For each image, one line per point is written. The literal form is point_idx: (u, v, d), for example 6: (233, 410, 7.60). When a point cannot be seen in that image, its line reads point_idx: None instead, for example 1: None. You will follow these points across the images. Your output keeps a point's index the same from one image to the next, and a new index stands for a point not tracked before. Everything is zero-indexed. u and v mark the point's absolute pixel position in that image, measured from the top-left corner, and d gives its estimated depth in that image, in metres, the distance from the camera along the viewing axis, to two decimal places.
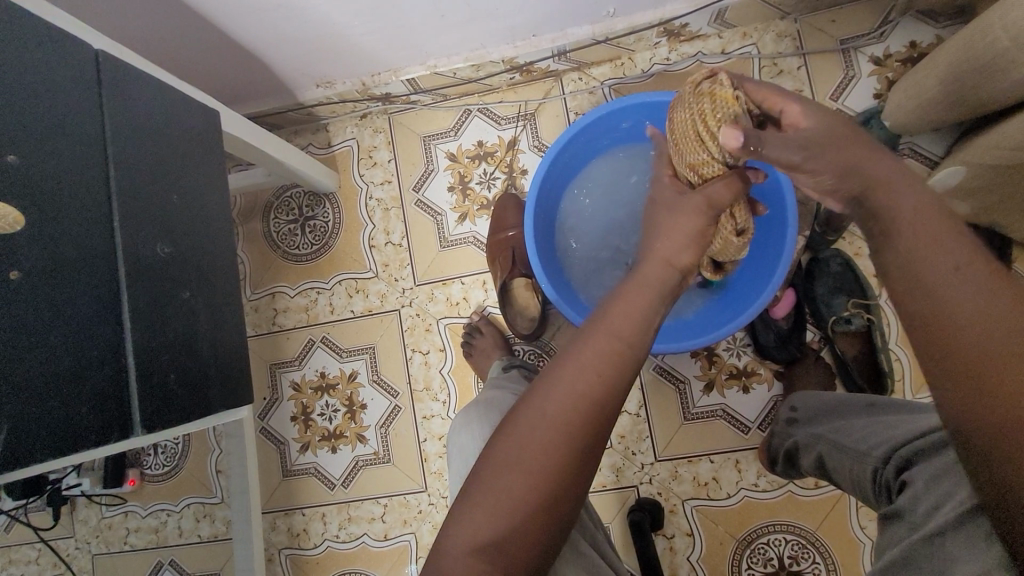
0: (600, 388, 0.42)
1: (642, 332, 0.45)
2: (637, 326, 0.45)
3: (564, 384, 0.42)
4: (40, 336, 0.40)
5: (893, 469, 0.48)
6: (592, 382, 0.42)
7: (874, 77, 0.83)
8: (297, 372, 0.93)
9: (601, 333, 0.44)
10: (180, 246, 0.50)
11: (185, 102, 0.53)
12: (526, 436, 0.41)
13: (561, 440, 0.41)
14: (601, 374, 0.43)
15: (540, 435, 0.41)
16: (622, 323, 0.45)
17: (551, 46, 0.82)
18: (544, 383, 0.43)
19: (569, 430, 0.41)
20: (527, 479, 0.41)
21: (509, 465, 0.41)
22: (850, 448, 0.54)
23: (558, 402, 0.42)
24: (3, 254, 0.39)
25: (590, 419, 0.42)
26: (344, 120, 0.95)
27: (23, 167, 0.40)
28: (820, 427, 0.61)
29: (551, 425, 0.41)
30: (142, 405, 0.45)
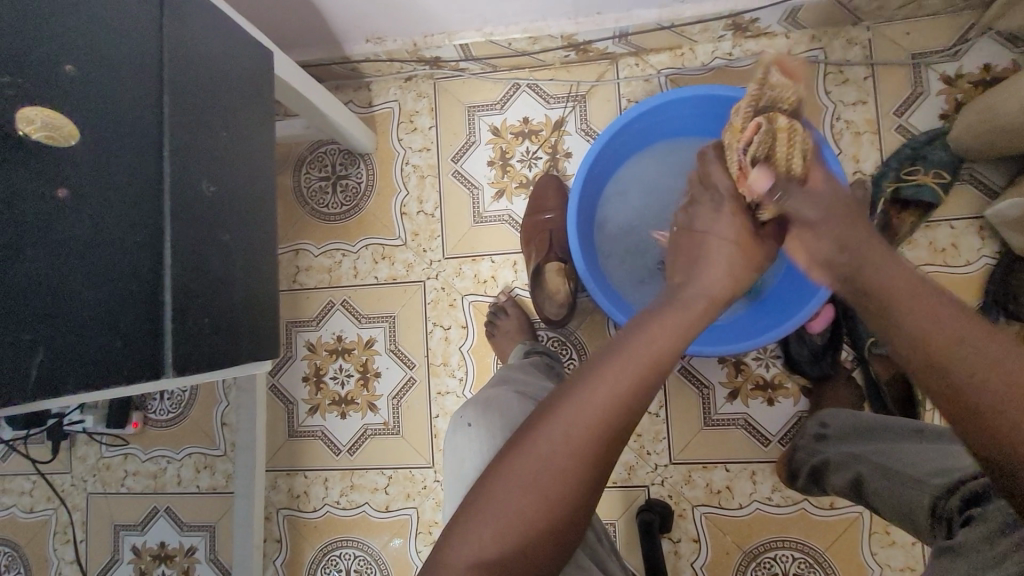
0: (628, 414, 0.40)
1: (676, 354, 0.43)
2: (675, 348, 0.43)
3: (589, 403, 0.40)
4: (83, 260, 0.38)
5: (957, 502, 0.46)
6: (624, 408, 0.39)
7: (942, 96, 0.80)
8: (314, 333, 0.91)
9: (641, 354, 0.41)
10: (224, 185, 0.48)
11: (241, 37, 0.50)
12: (545, 460, 0.38)
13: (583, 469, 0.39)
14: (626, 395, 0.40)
15: (560, 459, 0.38)
16: (662, 346, 0.42)
17: (614, 27, 0.79)
18: (574, 398, 0.40)
19: (592, 459, 0.39)
20: (540, 502, 0.38)
21: (523, 483, 0.38)
22: (899, 473, 0.53)
23: (586, 427, 0.39)
24: (52, 168, 0.37)
25: (613, 445, 0.39)
26: (388, 80, 0.92)
27: (80, 78, 0.39)
28: (858, 446, 0.61)
29: (570, 441, 0.39)
30: (176, 347, 0.42)
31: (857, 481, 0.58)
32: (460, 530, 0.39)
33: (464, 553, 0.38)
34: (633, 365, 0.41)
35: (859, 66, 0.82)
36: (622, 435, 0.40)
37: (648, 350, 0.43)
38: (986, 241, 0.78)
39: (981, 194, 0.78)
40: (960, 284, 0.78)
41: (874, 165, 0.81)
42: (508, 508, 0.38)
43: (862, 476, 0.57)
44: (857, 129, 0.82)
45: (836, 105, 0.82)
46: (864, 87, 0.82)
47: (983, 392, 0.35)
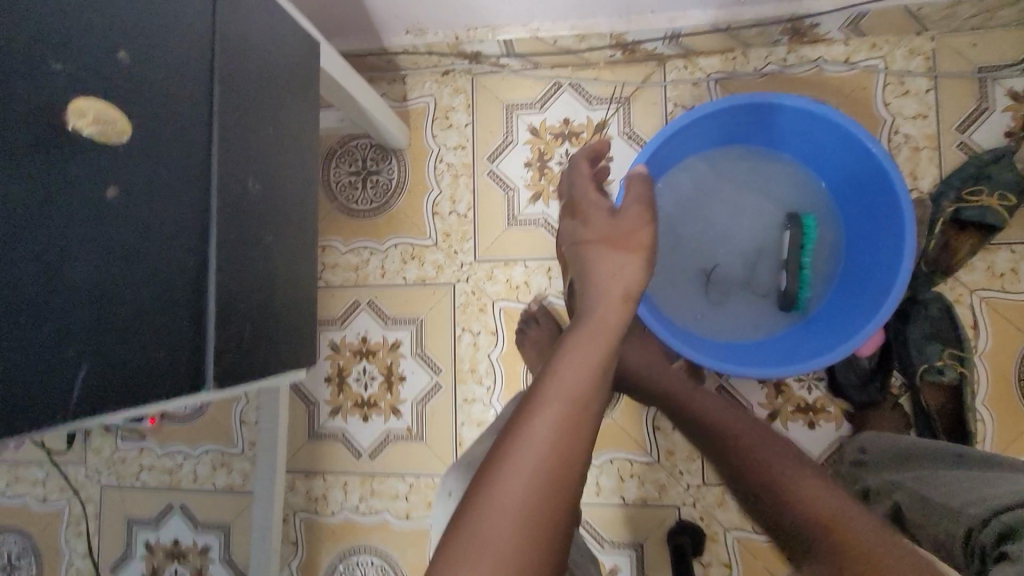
0: (557, 443, 0.42)
1: (595, 384, 0.47)
2: (590, 378, 0.46)
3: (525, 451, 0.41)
4: (129, 263, 0.35)
5: (992, 534, 0.42)
6: (551, 437, 0.42)
7: (1008, 113, 0.76)
8: (338, 332, 0.89)
9: (556, 388, 0.45)
10: (269, 184, 0.45)
11: (290, 25, 0.47)
12: (492, 501, 0.39)
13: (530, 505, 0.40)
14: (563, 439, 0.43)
15: (506, 496, 0.40)
16: (575, 376, 0.46)
17: (667, 26, 0.76)
18: (508, 442, 0.42)
19: (535, 491, 0.40)
20: (499, 547, 0.38)
21: (480, 530, 0.38)
22: (934, 502, 0.50)
23: (521, 460, 0.41)
24: (101, 163, 0.34)
25: (554, 475, 0.41)
26: (424, 74, 0.88)
27: (132, 65, 0.35)
28: (898, 474, 0.58)
29: (517, 496, 0.40)
30: (218, 355, 0.40)
31: (896, 512, 0.55)
32: None
33: None
34: (552, 402, 0.44)
35: (921, 77, 0.78)
36: (564, 469, 0.42)
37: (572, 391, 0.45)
38: None
39: None
40: (1017, 311, 0.74)
41: (932, 182, 0.77)
42: (469, 559, 0.37)
43: (898, 503, 0.54)
44: (916, 144, 0.78)
45: (895, 118, 0.79)
46: (924, 101, 0.78)
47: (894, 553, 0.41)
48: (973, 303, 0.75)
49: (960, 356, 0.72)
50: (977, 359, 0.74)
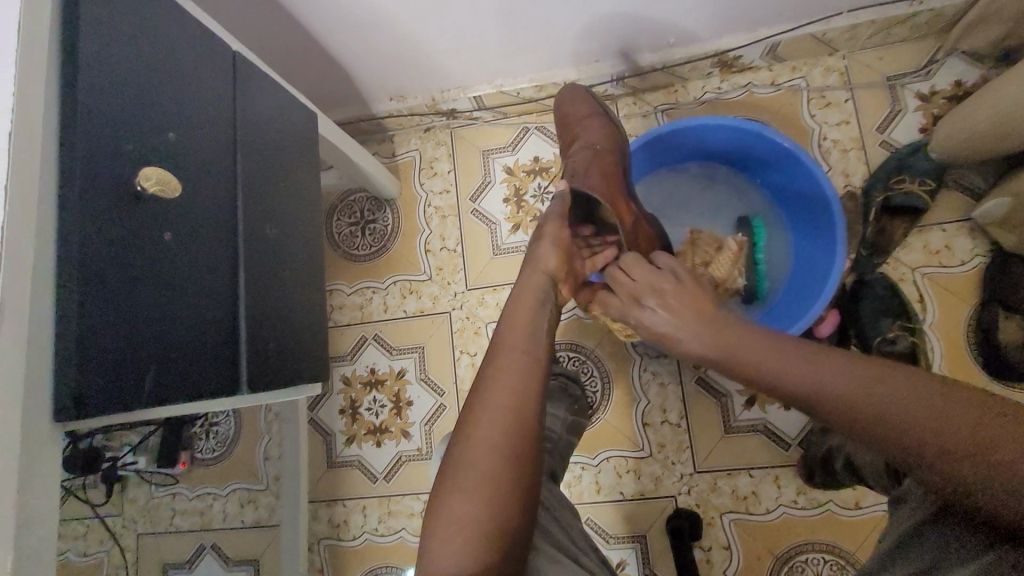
0: (519, 384, 0.50)
1: (537, 340, 0.55)
2: (530, 336, 0.55)
3: (477, 438, 0.48)
4: (181, 293, 0.44)
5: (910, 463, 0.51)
6: (514, 380, 0.51)
7: (919, 112, 0.87)
8: (349, 367, 0.97)
9: (508, 348, 0.54)
10: (284, 228, 0.55)
11: (293, 102, 0.59)
12: (477, 431, 0.48)
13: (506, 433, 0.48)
14: (508, 427, 0.48)
15: (487, 428, 0.48)
16: (517, 337, 0.55)
17: (612, 71, 0.88)
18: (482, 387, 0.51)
19: (510, 423, 0.48)
20: (486, 466, 0.46)
21: (471, 455, 0.47)
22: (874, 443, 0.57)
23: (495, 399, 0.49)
24: (157, 215, 0.43)
25: (523, 411, 0.49)
26: (409, 133, 1.01)
27: (179, 141, 0.45)
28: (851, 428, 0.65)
29: (484, 474, 0.46)
30: (249, 366, 0.48)
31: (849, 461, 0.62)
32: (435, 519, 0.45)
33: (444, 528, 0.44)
34: (503, 355, 0.53)
35: (839, 90, 0.89)
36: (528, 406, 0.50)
37: (501, 388, 0.50)
38: (976, 241, 0.83)
39: (966, 199, 0.83)
40: (956, 283, 0.83)
41: (863, 179, 0.87)
42: (464, 477, 0.46)
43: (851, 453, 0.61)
44: (844, 147, 0.89)
45: (822, 127, 0.89)
46: (845, 109, 0.89)
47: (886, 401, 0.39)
48: (916, 278, 0.84)
49: (910, 327, 0.80)
50: (928, 330, 0.83)
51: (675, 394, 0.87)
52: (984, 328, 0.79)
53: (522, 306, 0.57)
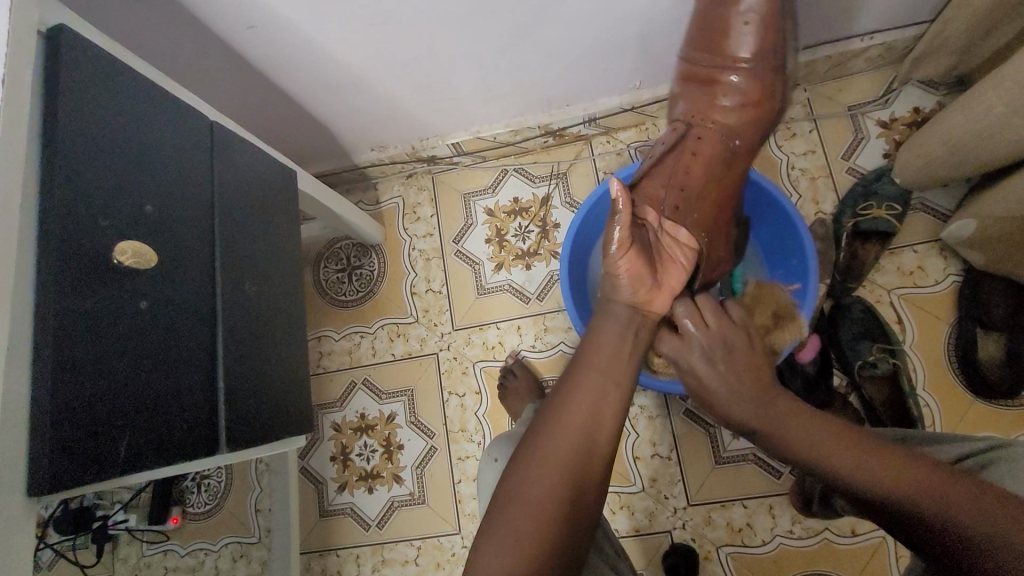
0: (593, 409, 0.54)
1: (617, 362, 0.57)
2: (611, 358, 0.57)
3: (529, 497, 0.49)
4: (160, 359, 0.45)
5: None
6: (590, 404, 0.54)
7: (882, 138, 0.90)
8: (338, 413, 0.98)
9: (587, 370, 0.56)
10: (263, 286, 0.57)
11: (271, 163, 0.61)
12: (548, 450, 0.51)
13: (577, 452, 0.52)
14: (564, 489, 0.50)
15: (560, 446, 0.51)
16: (599, 358, 0.57)
17: (583, 114, 0.91)
18: (560, 405, 0.54)
19: (580, 444, 0.52)
20: (555, 481, 0.50)
21: (541, 471, 0.50)
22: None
23: (574, 417, 0.53)
24: (134, 286, 0.44)
25: (593, 437, 0.52)
26: (392, 180, 1.04)
27: (156, 214, 0.47)
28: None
29: (532, 528, 0.48)
30: (228, 425, 0.49)
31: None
32: (490, 530, 0.49)
33: (502, 542, 0.48)
34: (582, 376, 0.56)
35: (803, 121, 0.93)
36: (601, 429, 0.53)
37: (564, 447, 0.51)
38: (948, 260, 0.84)
39: (934, 220, 0.86)
40: (933, 302, 0.84)
41: (833, 205, 0.90)
42: (529, 490, 0.50)
43: None
44: (812, 174, 0.91)
45: (789, 157, 0.92)
46: (811, 139, 0.92)
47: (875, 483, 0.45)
48: (893, 300, 0.85)
49: (890, 348, 0.80)
50: (909, 350, 0.84)
51: (664, 426, 0.87)
52: (963, 346, 0.80)
53: (601, 348, 0.58)
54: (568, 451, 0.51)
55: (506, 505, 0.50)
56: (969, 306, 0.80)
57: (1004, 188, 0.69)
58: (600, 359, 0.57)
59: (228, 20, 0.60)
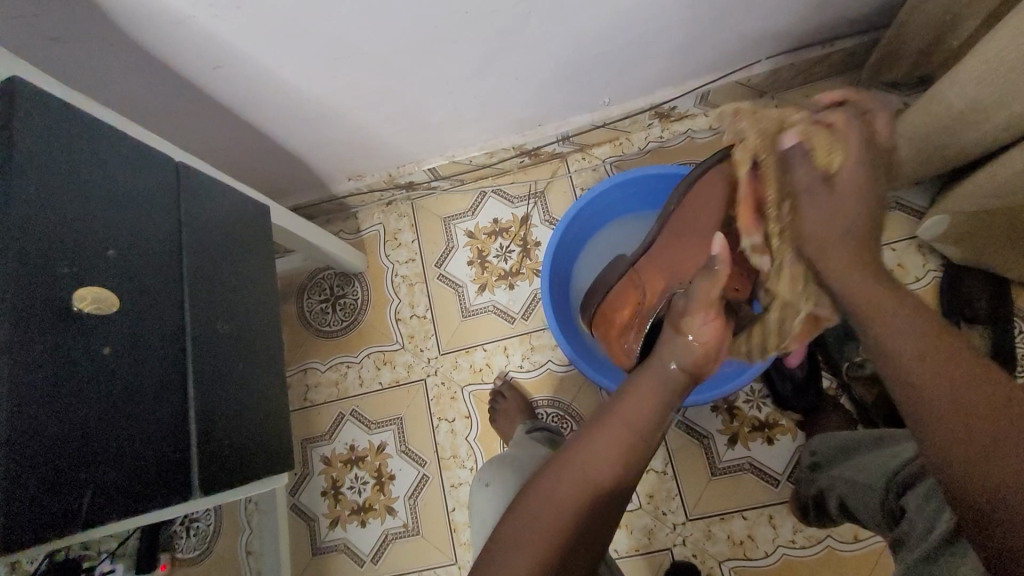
0: (626, 465, 0.50)
1: (658, 421, 0.53)
2: (653, 417, 0.53)
3: (533, 537, 0.46)
4: (125, 405, 0.45)
5: (897, 496, 0.52)
6: (622, 463, 0.50)
7: None
8: (328, 446, 0.96)
9: (627, 422, 0.52)
10: (236, 323, 0.56)
11: (241, 199, 0.61)
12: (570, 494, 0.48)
13: (599, 503, 0.49)
14: (573, 535, 0.47)
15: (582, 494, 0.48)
16: (643, 414, 0.53)
17: (556, 133, 0.92)
18: (595, 451, 0.50)
19: (606, 498, 0.49)
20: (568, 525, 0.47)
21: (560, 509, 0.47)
22: (861, 482, 0.58)
23: (606, 465, 0.49)
24: (97, 332, 0.44)
25: (616, 494, 0.49)
26: (371, 208, 1.04)
27: (119, 259, 0.46)
28: (840, 467, 0.64)
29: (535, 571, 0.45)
30: (200, 468, 0.49)
31: (843, 503, 0.62)
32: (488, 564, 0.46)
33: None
34: (620, 426, 0.52)
35: None
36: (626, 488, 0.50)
37: (583, 495, 0.48)
38: (927, 256, 0.85)
39: (909, 217, 0.86)
40: None
41: None
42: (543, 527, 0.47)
43: (843, 495, 0.61)
44: None
45: None
46: None
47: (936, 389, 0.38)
48: None
49: None
50: None
51: (658, 440, 0.86)
52: None
53: (643, 396, 0.54)
54: (585, 495, 0.48)
55: (502, 544, 0.47)
56: (950, 301, 0.81)
57: (973, 182, 0.70)
58: (639, 409, 0.53)
59: (191, 61, 0.61)
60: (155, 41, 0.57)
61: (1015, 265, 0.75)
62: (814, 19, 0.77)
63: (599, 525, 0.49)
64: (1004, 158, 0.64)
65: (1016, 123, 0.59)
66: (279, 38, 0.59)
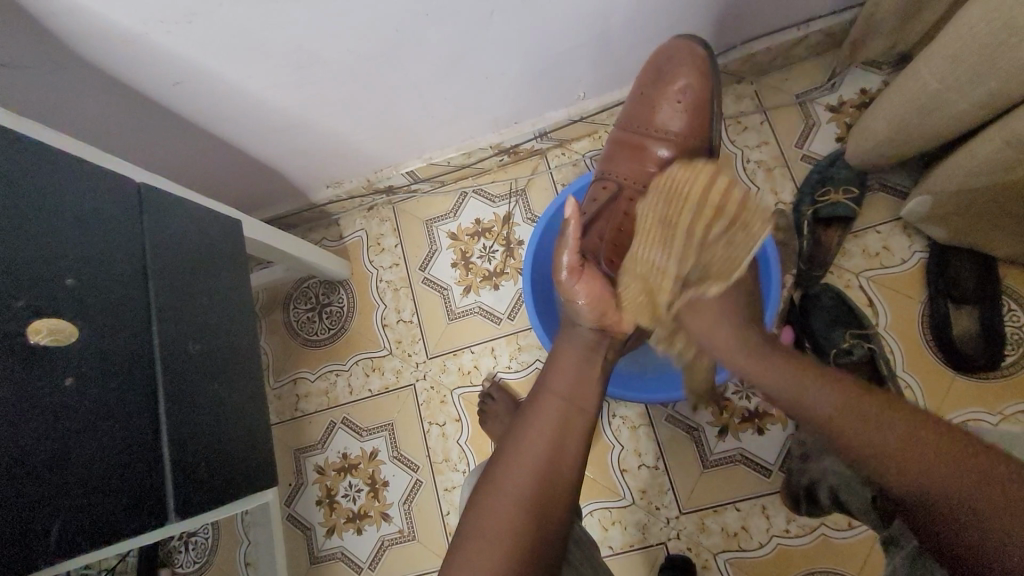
0: (556, 425, 0.57)
1: (578, 385, 0.60)
2: (574, 382, 0.60)
3: (493, 510, 0.52)
4: (93, 435, 0.45)
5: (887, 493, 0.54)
6: (552, 423, 0.57)
7: (833, 123, 0.90)
8: (320, 455, 0.96)
9: (548, 395, 0.59)
10: (209, 343, 0.56)
11: (210, 217, 0.61)
12: (513, 465, 0.55)
13: (541, 469, 0.54)
14: (524, 505, 0.52)
15: (524, 460, 0.55)
16: (561, 382, 0.60)
17: (533, 129, 0.90)
18: (525, 421, 0.58)
19: (543, 464, 0.54)
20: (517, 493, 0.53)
21: (506, 481, 0.54)
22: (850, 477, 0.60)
23: (538, 431, 0.56)
24: (60, 364, 0.44)
25: (551, 461, 0.55)
26: (353, 214, 1.03)
27: (78, 288, 0.46)
28: (823, 459, 0.64)
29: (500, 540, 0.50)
30: (176, 492, 0.49)
31: (834, 497, 0.63)
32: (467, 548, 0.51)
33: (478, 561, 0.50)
34: (546, 402, 0.59)
35: (753, 114, 0.92)
36: (562, 457, 0.55)
37: (526, 477, 0.54)
38: (913, 238, 0.84)
39: (893, 199, 0.85)
40: (902, 281, 0.83)
41: (792, 193, 0.90)
42: (498, 499, 0.53)
43: (834, 489, 0.62)
44: (767, 166, 0.91)
45: (744, 151, 0.92)
46: (763, 131, 0.92)
47: (874, 438, 0.44)
48: (862, 283, 0.85)
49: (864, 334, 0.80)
50: (884, 333, 0.83)
51: (649, 436, 0.85)
52: (937, 324, 0.80)
53: (564, 370, 0.61)
54: (530, 464, 0.54)
55: (470, 541, 0.51)
56: (937, 280, 0.80)
57: (952, 162, 0.69)
58: (559, 381, 0.60)
59: (148, 79, 0.60)
60: (111, 60, 0.56)
61: (1000, 243, 0.74)
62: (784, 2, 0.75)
63: (559, 496, 0.54)
64: (984, 135, 0.62)
65: (991, 101, 0.58)
66: (237, 50, 0.58)
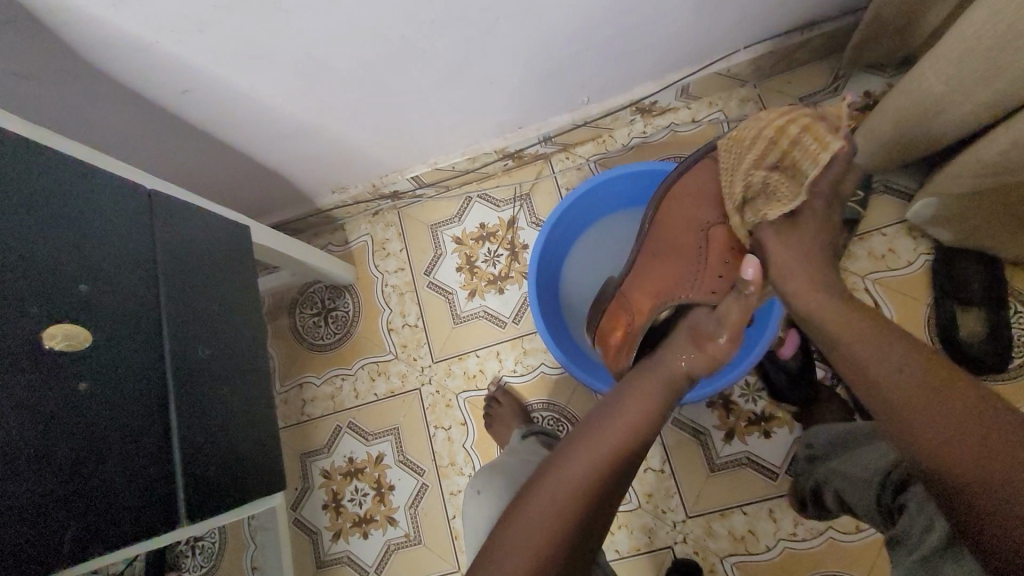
0: (616, 457, 0.54)
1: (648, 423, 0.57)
2: (644, 417, 0.57)
3: (529, 524, 0.50)
4: (106, 441, 0.45)
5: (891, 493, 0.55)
6: (615, 454, 0.54)
7: None
8: (327, 459, 0.96)
9: (619, 424, 0.56)
10: (219, 348, 0.57)
11: (219, 223, 0.61)
12: (563, 480, 0.52)
13: (590, 493, 0.51)
14: (565, 524, 0.50)
15: (577, 478, 0.52)
16: (636, 416, 0.57)
17: (537, 134, 0.91)
18: (588, 442, 0.55)
19: (597, 492, 0.52)
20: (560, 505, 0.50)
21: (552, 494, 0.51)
22: (855, 477, 0.59)
23: (600, 457, 0.54)
24: (73, 370, 0.44)
25: (605, 492, 0.52)
26: (358, 219, 1.04)
27: (91, 295, 0.47)
28: (837, 459, 0.64)
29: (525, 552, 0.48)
30: (187, 497, 0.50)
31: (839, 498, 0.63)
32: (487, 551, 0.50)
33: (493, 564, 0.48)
34: (613, 428, 0.56)
35: None
36: (613, 489, 0.53)
37: (578, 498, 0.51)
38: (918, 241, 0.84)
39: (899, 202, 0.85)
40: (907, 284, 0.83)
41: None
42: (536, 514, 0.50)
43: (840, 490, 0.62)
44: None
45: None
46: None
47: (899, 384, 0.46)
48: (867, 286, 0.85)
49: None
50: None
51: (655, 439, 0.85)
52: (944, 326, 0.79)
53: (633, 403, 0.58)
54: (586, 486, 0.52)
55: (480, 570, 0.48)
56: (943, 283, 0.80)
57: (957, 165, 0.69)
58: (633, 413, 0.57)
59: (159, 88, 0.61)
60: (121, 69, 0.57)
61: (1007, 245, 0.74)
62: (786, 6, 0.75)
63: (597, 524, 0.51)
64: (988, 138, 0.62)
65: (996, 104, 0.58)
66: (246, 59, 0.59)
